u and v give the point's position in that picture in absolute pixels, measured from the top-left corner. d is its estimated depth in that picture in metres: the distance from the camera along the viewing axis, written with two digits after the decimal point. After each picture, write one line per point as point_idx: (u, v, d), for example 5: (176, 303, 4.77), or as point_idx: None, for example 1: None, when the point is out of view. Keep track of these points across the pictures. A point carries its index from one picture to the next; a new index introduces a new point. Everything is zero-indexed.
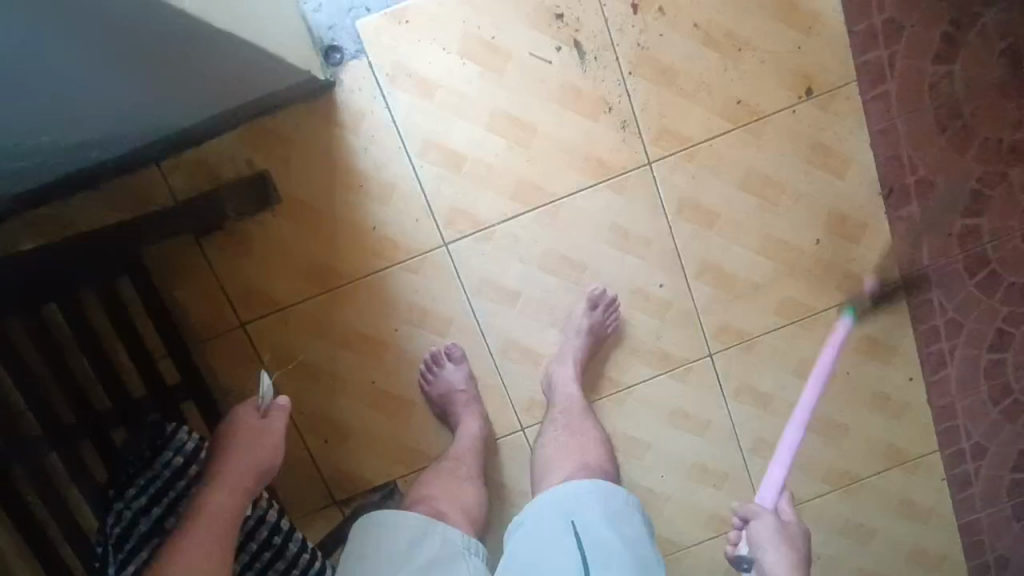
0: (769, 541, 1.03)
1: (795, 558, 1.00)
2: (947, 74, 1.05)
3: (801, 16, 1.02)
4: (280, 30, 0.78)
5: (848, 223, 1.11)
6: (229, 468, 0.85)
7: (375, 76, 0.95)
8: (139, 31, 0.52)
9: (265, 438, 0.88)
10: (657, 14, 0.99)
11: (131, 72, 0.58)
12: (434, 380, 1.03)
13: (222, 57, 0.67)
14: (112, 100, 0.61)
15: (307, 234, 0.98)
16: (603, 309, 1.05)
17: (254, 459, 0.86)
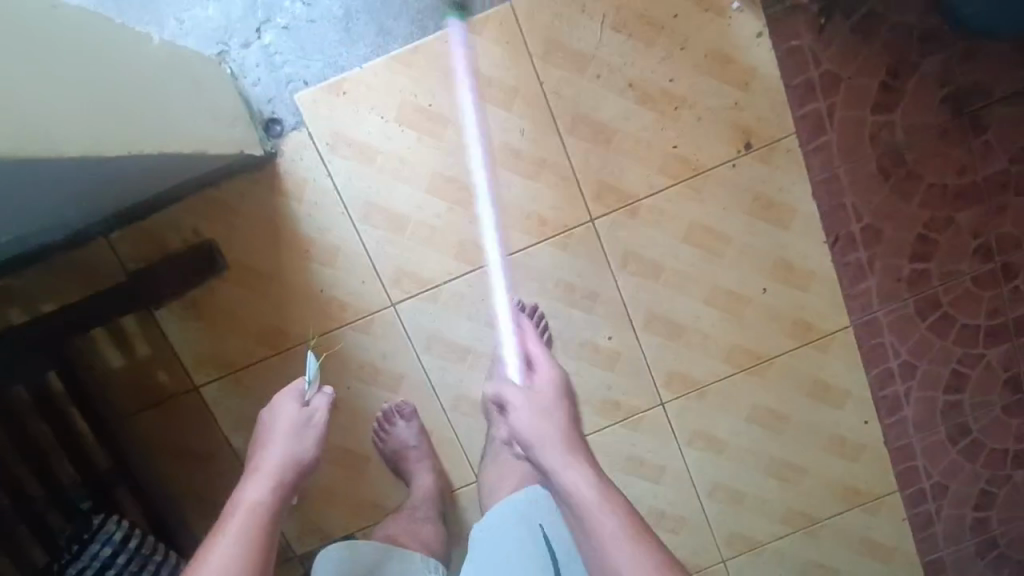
0: (526, 424, 0.89)
1: (562, 421, 0.89)
2: (888, 124, 1.07)
3: (737, 73, 1.03)
4: (223, 124, 0.86)
5: (797, 272, 1.12)
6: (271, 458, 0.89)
7: (316, 146, 1.02)
8: (84, 169, 0.60)
9: (308, 428, 0.93)
10: (592, 77, 1.02)
11: (71, 187, 0.66)
12: (388, 437, 1.11)
13: (160, 163, 0.75)
14: (53, 202, 0.69)
15: (257, 298, 1.07)
16: (527, 320, 1.09)
17: (294, 453, 0.91)
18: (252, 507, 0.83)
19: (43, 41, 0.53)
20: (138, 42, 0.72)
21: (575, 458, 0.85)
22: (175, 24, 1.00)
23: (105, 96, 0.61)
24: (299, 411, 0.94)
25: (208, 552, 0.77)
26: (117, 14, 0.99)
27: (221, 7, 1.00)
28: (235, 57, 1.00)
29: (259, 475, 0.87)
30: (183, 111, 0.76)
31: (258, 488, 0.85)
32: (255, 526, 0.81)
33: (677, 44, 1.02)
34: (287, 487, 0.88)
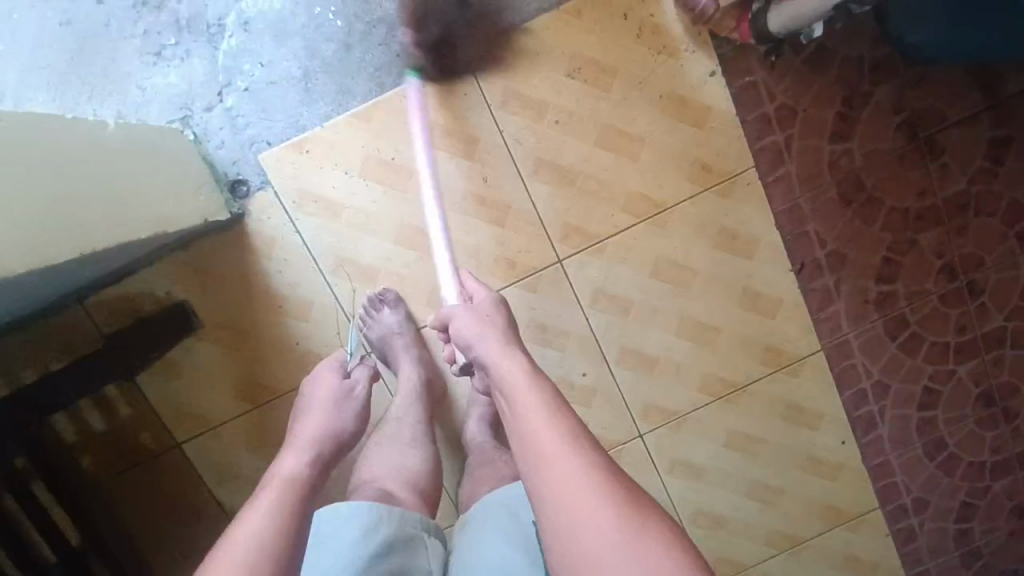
0: (475, 335, 0.77)
1: (502, 334, 0.77)
2: (845, 152, 1.09)
3: (693, 112, 1.05)
4: (178, 195, 0.86)
5: (765, 301, 1.14)
6: (305, 430, 0.85)
7: (283, 204, 1.03)
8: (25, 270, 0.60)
9: (347, 401, 0.92)
10: (550, 123, 1.04)
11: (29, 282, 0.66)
12: (372, 325, 1.05)
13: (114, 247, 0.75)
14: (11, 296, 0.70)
15: (233, 354, 1.07)
16: None
17: (329, 424, 0.87)
18: (287, 476, 0.76)
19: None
20: (71, 133, 0.70)
21: (510, 351, 0.75)
22: (138, 93, 1.01)
23: (26, 199, 0.60)
24: (339, 385, 0.93)
25: (246, 515, 0.69)
26: (80, 86, 1.01)
27: (182, 73, 1.01)
28: (199, 121, 1.02)
29: (295, 448, 0.82)
30: (119, 199, 0.75)
31: (294, 458, 0.79)
32: (293, 487, 0.74)
33: (633, 86, 1.03)
34: (325, 461, 0.82)
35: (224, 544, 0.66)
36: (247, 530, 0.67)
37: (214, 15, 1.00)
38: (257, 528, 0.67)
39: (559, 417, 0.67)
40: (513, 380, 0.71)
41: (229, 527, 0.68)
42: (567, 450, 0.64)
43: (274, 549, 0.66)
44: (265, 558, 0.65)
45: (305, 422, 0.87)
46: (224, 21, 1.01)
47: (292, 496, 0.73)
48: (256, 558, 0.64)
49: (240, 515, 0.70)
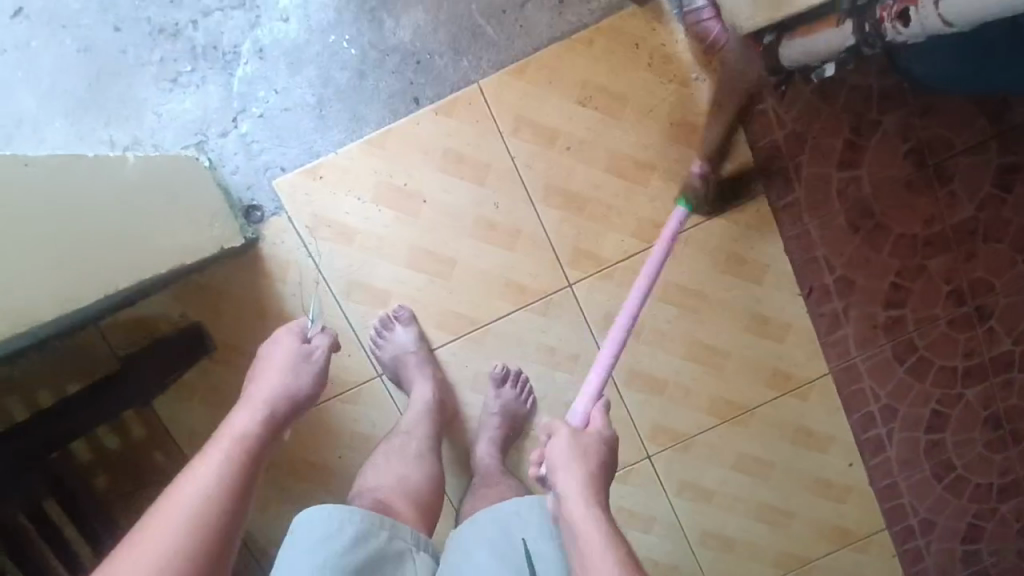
0: (564, 464, 0.81)
1: (593, 473, 0.80)
2: (854, 179, 1.09)
3: (703, 140, 1.06)
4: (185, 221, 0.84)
5: (773, 325, 1.15)
6: (260, 390, 0.80)
7: (296, 229, 1.04)
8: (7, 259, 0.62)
9: (306, 363, 0.84)
10: (562, 151, 1.05)
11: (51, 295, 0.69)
12: (385, 344, 1.06)
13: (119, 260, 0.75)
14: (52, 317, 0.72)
15: (245, 377, 1.08)
16: (512, 384, 1.09)
17: (285, 387, 0.81)
18: (231, 443, 0.74)
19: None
20: (56, 166, 0.68)
21: (589, 496, 0.78)
22: (154, 119, 1.02)
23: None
24: (298, 345, 0.85)
25: (186, 482, 0.69)
26: (97, 112, 1.02)
27: (198, 99, 1.02)
28: (214, 147, 1.03)
29: (248, 407, 0.78)
30: (103, 240, 0.73)
31: (244, 419, 0.76)
32: (232, 461, 0.72)
33: (644, 114, 1.04)
34: (277, 425, 0.78)
35: (158, 513, 0.66)
36: (183, 504, 0.67)
37: (230, 42, 1.01)
38: (193, 500, 0.67)
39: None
40: (587, 533, 0.75)
41: (169, 491, 0.69)
42: None
43: (206, 523, 0.66)
44: (198, 532, 0.66)
45: (262, 379, 0.81)
46: (239, 49, 1.02)
47: (235, 465, 0.72)
48: (183, 538, 0.65)
49: (182, 480, 0.70)
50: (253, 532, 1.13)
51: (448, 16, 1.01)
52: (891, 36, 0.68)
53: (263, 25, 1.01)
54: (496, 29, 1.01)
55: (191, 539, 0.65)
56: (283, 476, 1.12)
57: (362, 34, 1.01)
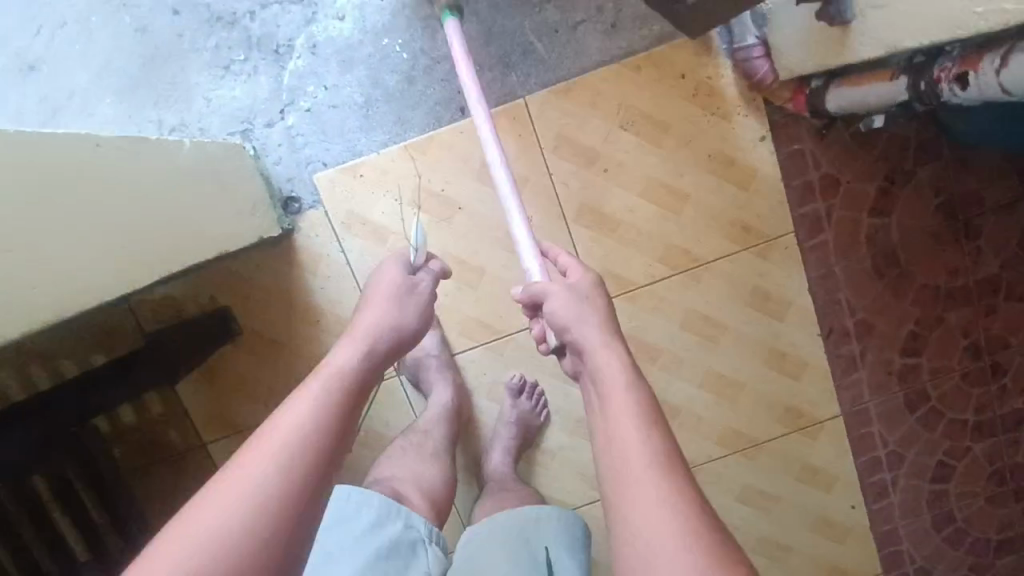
0: (567, 319, 0.71)
1: (601, 326, 0.71)
2: (883, 226, 1.10)
3: (739, 173, 1.07)
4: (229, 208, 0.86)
5: (790, 362, 1.16)
6: (367, 320, 0.77)
7: (331, 224, 1.06)
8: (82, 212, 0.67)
9: (411, 296, 0.81)
10: (600, 172, 1.06)
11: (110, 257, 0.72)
12: None
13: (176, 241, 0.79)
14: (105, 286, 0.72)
15: (266, 363, 1.09)
16: (528, 397, 1.11)
17: (390, 319, 0.78)
18: (340, 370, 0.70)
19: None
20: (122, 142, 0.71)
21: (613, 341, 0.70)
22: (203, 103, 1.04)
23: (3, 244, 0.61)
24: (402, 277, 0.82)
25: (278, 422, 0.63)
26: (148, 92, 1.04)
27: (248, 88, 1.04)
28: (258, 136, 1.04)
29: (352, 337, 0.75)
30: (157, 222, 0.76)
31: (351, 351, 0.73)
32: (347, 387, 0.69)
33: (683, 143, 1.05)
34: (381, 357, 0.75)
35: (240, 463, 0.59)
36: (287, 430, 0.62)
37: (284, 36, 1.03)
38: (280, 439, 0.61)
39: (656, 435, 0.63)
40: (620, 380, 0.67)
41: (247, 444, 0.61)
42: (661, 477, 0.60)
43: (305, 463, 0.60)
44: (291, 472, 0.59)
45: (370, 311, 0.78)
46: (293, 43, 1.03)
47: (343, 394, 0.68)
48: (283, 473, 0.59)
49: (270, 424, 0.63)
50: None
51: (501, 30, 1.03)
52: (947, 96, 0.71)
53: (319, 22, 1.03)
54: (547, 47, 1.03)
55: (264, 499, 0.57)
56: None
57: (415, 40, 1.03)
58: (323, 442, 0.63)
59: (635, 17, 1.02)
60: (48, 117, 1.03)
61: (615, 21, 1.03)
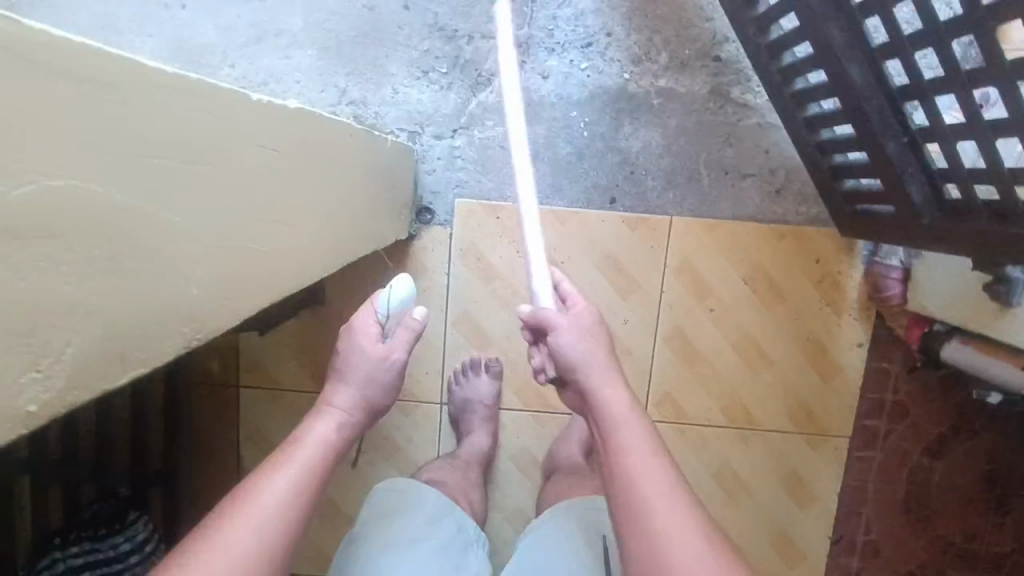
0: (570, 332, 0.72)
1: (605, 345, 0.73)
2: (929, 467, 1.15)
3: (826, 367, 1.12)
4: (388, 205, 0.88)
5: (794, 552, 1.18)
6: (339, 391, 0.78)
7: (450, 246, 1.09)
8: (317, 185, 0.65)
9: (383, 370, 0.79)
10: (706, 309, 1.11)
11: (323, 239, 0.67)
12: (464, 385, 1.09)
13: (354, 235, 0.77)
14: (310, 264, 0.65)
15: (330, 341, 1.10)
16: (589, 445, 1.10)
17: (365, 393, 0.78)
18: (312, 446, 0.72)
19: (248, 122, 0.50)
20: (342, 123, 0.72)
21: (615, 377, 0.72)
22: (390, 93, 1.08)
23: (276, 215, 0.57)
24: (375, 349, 0.79)
25: (258, 497, 0.66)
26: (347, 61, 1.07)
27: (435, 98, 1.08)
28: (424, 142, 1.08)
29: (327, 409, 0.76)
30: (352, 214, 0.75)
31: (327, 425, 0.75)
32: (316, 466, 0.71)
33: (789, 318, 1.10)
34: (353, 432, 0.77)
35: (232, 532, 0.63)
36: (256, 513, 0.65)
37: (488, 69, 1.07)
38: (265, 509, 0.65)
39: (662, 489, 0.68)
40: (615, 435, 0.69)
41: (227, 511, 0.65)
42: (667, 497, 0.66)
43: (282, 530, 0.66)
44: (278, 541, 0.65)
45: (343, 376, 0.78)
46: (494, 78, 1.07)
47: (315, 462, 0.71)
48: (250, 557, 0.63)
49: (253, 492, 0.66)
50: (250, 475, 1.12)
51: (678, 149, 1.07)
52: None
53: (524, 71, 1.07)
54: (710, 183, 1.08)
55: (252, 558, 0.63)
56: None
57: (601, 125, 1.08)
58: (285, 525, 0.66)
59: (799, 192, 1.08)
60: (248, 43, 1.07)
61: (780, 188, 1.08)
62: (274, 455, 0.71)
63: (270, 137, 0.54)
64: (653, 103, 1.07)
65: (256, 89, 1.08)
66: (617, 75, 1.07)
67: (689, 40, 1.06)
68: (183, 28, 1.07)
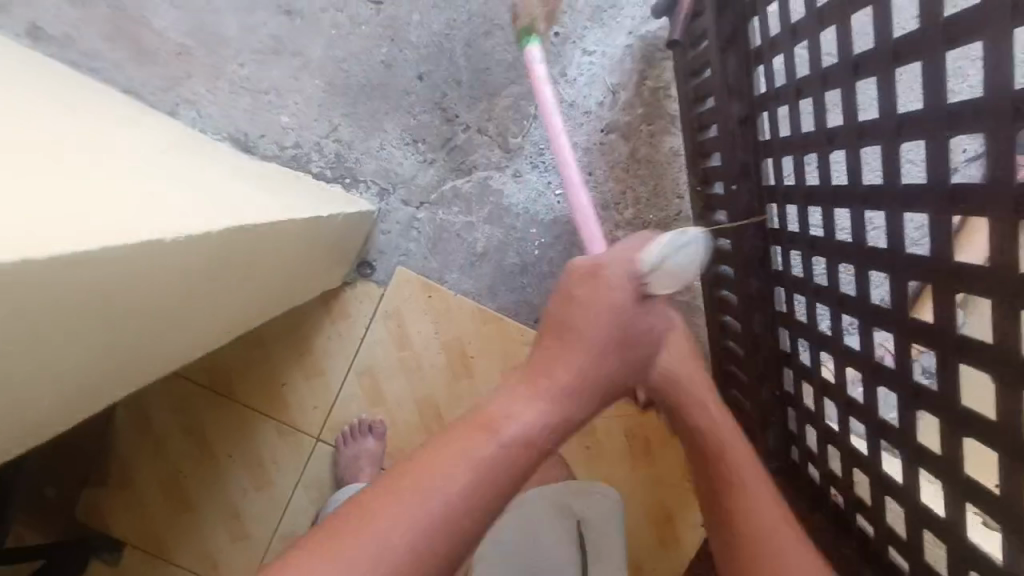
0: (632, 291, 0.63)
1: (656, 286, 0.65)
2: None
3: (667, 535, 1.17)
4: (296, 284, 0.94)
5: None
6: (570, 362, 0.61)
7: (376, 307, 1.16)
8: (220, 286, 0.72)
9: (632, 350, 0.64)
10: (582, 446, 1.17)
11: (202, 321, 0.74)
12: (351, 445, 1.14)
13: (251, 307, 0.85)
14: (174, 345, 0.71)
15: (240, 349, 1.18)
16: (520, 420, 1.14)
17: (596, 366, 0.61)
18: (503, 440, 0.56)
19: (159, 254, 0.55)
20: (280, 220, 0.78)
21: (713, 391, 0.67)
22: (376, 147, 1.13)
23: (161, 309, 0.62)
24: (625, 299, 0.62)
25: (437, 467, 0.53)
26: (348, 103, 1.12)
27: (415, 167, 1.13)
28: (390, 202, 1.14)
29: (538, 393, 0.60)
30: (256, 289, 0.81)
31: (519, 422, 0.57)
32: (496, 467, 0.55)
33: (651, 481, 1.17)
34: (556, 427, 0.60)
35: (432, 479, 0.53)
36: (434, 491, 0.52)
37: (472, 161, 1.13)
38: (477, 458, 0.55)
39: (787, 512, 0.60)
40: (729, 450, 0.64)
41: (428, 461, 0.54)
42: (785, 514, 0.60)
43: (478, 486, 0.54)
44: (473, 497, 0.53)
45: (576, 330, 0.62)
46: (474, 171, 1.13)
47: (508, 451, 0.56)
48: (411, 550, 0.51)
49: (463, 456, 0.55)
50: (122, 431, 1.21)
51: None
52: None
53: (504, 175, 1.13)
54: None
55: (440, 516, 0.52)
56: (188, 425, 1.20)
57: (553, 249, 1.14)
58: (472, 501, 0.53)
59: None
60: (263, 53, 1.11)
61: None
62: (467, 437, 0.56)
63: (177, 262, 0.59)
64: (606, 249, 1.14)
65: (256, 94, 1.12)
66: None
67: (657, 208, 1.13)
68: (207, 14, 1.10)
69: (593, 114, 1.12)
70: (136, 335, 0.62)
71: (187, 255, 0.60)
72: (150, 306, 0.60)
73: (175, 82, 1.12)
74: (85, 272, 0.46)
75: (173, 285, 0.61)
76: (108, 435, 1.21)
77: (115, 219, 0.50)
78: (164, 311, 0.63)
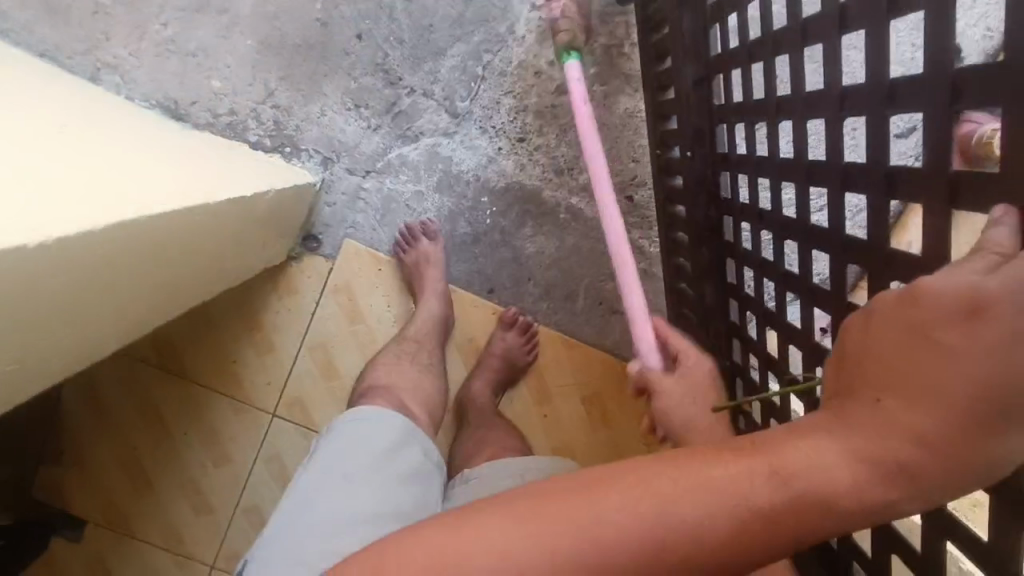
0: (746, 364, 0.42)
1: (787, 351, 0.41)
2: None
3: None
4: (234, 256, 0.90)
5: None
6: (902, 410, 0.37)
7: (324, 282, 1.12)
8: (143, 267, 0.68)
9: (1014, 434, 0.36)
10: (541, 414, 1.17)
11: (122, 303, 0.69)
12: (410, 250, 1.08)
13: (181, 284, 0.81)
14: (92, 329, 0.67)
15: (190, 324, 1.15)
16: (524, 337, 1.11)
17: (931, 420, 0.36)
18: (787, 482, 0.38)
19: (69, 248, 0.51)
20: (212, 197, 0.74)
21: None
22: (317, 112, 1.06)
23: (73, 297, 0.58)
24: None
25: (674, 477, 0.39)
26: (284, 65, 1.05)
27: (360, 134, 1.07)
28: (334, 172, 1.09)
29: (841, 429, 0.38)
30: (184, 266, 0.78)
31: (817, 461, 0.38)
32: (764, 511, 0.37)
33: (608, 446, 1.17)
34: (862, 505, 0.38)
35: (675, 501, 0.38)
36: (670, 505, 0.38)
37: (419, 126, 1.08)
38: (751, 512, 0.37)
39: None
40: None
41: (668, 480, 0.39)
42: None
43: (731, 550, 0.37)
44: (733, 550, 0.38)
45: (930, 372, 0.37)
46: (421, 137, 1.08)
47: (795, 513, 0.37)
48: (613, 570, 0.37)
49: (730, 499, 0.38)
50: (74, 409, 1.18)
51: (567, 265, 1.12)
52: None
53: (453, 140, 1.08)
54: (584, 305, 1.14)
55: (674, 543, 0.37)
56: (142, 402, 1.18)
57: (506, 218, 1.11)
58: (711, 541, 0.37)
59: None
60: (188, 11, 1.03)
61: None
62: (747, 474, 0.38)
63: (92, 251, 0.55)
64: (560, 217, 1.11)
65: (183, 56, 1.04)
66: (539, 178, 1.10)
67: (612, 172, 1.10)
68: None
69: (545, 74, 1.07)
70: (47, 326, 0.58)
71: (104, 242, 0.56)
72: (61, 296, 0.56)
73: (95, 43, 1.03)
74: (22, 263, 0.46)
75: (88, 271, 0.57)
76: (63, 412, 1.18)
77: (40, 209, 0.48)
78: (79, 299, 0.59)
